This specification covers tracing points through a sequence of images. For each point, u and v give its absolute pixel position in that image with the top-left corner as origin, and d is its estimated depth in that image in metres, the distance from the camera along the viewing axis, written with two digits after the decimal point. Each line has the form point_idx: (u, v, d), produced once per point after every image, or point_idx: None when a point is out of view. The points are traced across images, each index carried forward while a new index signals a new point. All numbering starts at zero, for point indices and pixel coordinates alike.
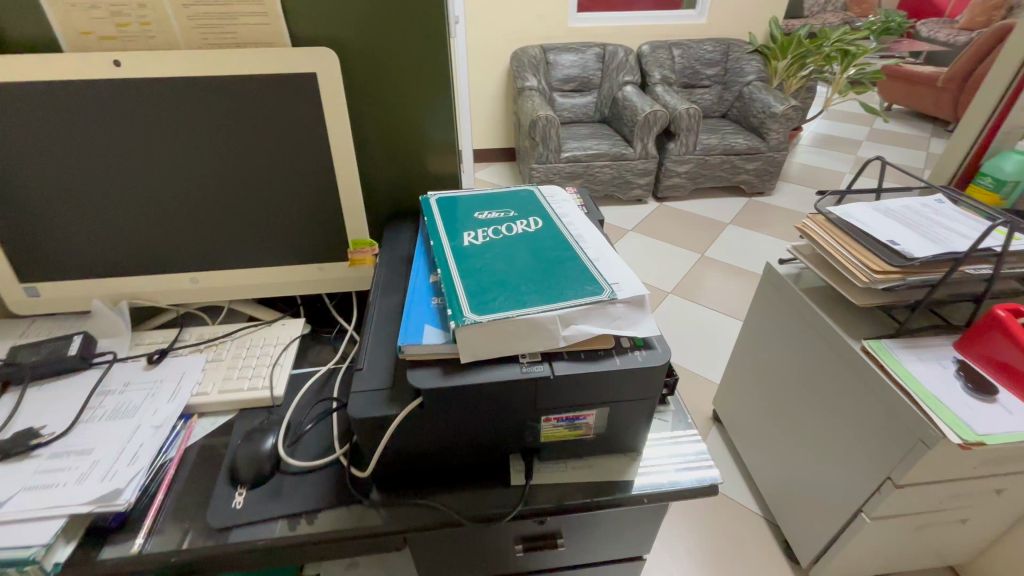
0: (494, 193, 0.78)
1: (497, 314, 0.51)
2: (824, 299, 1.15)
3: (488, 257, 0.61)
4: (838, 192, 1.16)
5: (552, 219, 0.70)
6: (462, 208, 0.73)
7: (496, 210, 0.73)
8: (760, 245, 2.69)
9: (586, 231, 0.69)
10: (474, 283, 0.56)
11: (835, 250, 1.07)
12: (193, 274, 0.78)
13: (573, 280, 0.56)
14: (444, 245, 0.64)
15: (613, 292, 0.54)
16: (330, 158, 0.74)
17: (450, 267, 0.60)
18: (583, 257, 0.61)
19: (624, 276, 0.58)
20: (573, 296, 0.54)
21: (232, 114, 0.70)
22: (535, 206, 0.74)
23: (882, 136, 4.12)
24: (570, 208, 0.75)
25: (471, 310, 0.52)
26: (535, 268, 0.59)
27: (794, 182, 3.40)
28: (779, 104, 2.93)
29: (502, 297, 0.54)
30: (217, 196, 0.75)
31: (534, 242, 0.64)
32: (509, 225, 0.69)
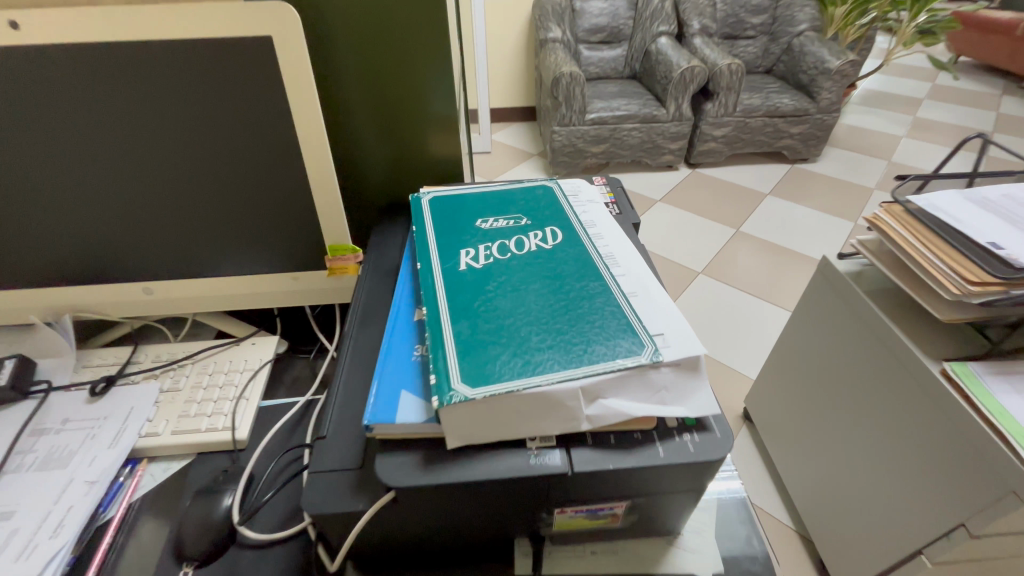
0: (502, 190, 0.62)
1: (497, 388, 0.37)
2: (893, 305, 0.98)
3: (490, 289, 0.47)
4: (922, 177, 0.96)
5: (575, 230, 0.55)
6: (461, 212, 0.58)
7: (504, 215, 0.57)
8: (803, 219, 2.45)
9: (618, 248, 0.54)
10: (468, 332, 0.43)
11: (916, 251, 0.89)
12: (146, 284, 0.66)
13: (603, 332, 0.42)
14: (435, 268, 0.50)
15: (657, 354, 0.40)
16: (297, 146, 0.59)
17: (440, 303, 0.46)
18: (616, 293, 0.46)
19: (670, 324, 0.43)
20: (602, 358, 0.40)
21: (171, 90, 0.55)
22: (553, 208, 0.59)
23: (945, 93, 3.70)
24: (598, 212, 0.60)
25: (461, 379, 0.38)
26: (552, 309, 0.44)
27: (843, 146, 3.09)
28: (835, 59, 2.60)
29: (504, 358, 0.40)
30: (165, 193, 0.61)
31: (551, 266, 0.50)
32: (519, 239, 0.54)
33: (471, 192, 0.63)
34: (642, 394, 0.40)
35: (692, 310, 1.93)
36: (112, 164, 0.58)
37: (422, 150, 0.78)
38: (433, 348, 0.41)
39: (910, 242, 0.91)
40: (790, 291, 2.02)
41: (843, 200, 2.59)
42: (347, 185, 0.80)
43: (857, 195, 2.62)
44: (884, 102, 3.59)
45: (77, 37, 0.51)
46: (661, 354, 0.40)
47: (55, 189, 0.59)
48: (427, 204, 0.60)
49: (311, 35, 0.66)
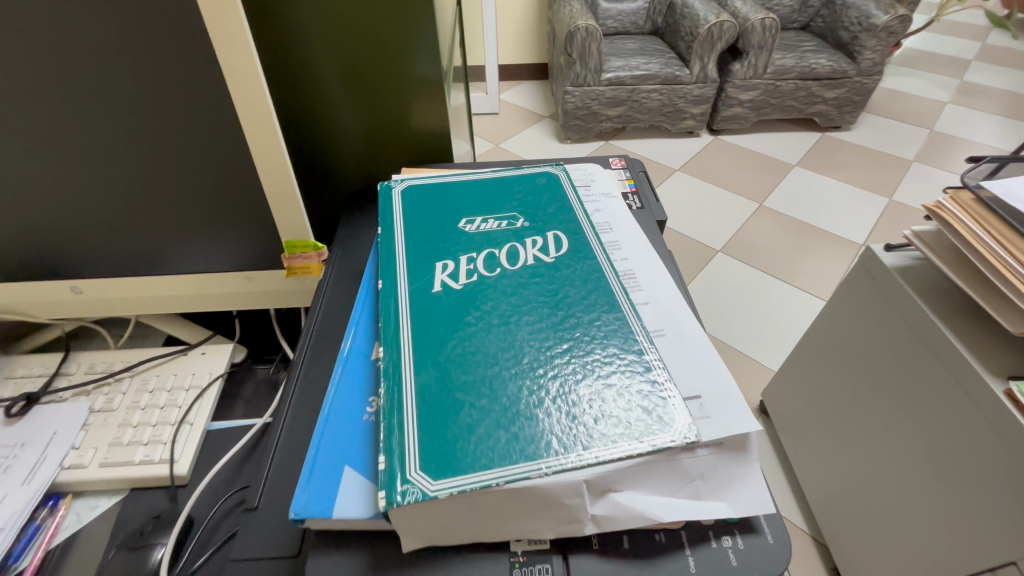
0: (495, 177, 0.50)
1: (469, 482, 0.27)
2: (949, 306, 0.85)
3: (470, 321, 0.36)
4: (1000, 158, 0.81)
5: (585, 236, 0.43)
6: (442, 207, 0.46)
7: (494, 213, 0.46)
8: (833, 193, 2.27)
9: (640, 262, 0.42)
10: (436, 388, 0.32)
11: (988, 250, 0.75)
12: (73, 283, 0.56)
13: (619, 391, 0.31)
14: (401, 288, 0.39)
15: (692, 432, 0.29)
16: (235, 118, 0.47)
17: (402, 340, 0.35)
18: (637, 331, 0.35)
19: (707, 382, 0.33)
20: (614, 435, 0.29)
21: (66, 44, 0.43)
22: (558, 204, 0.47)
23: (996, 54, 3.39)
24: (615, 210, 0.48)
25: (420, 463, 0.28)
26: (550, 354, 0.34)
27: (881, 112, 2.84)
28: (881, 13, 2.35)
29: (482, 431, 0.29)
30: (79, 179, 0.50)
31: (553, 289, 0.38)
32: (513, 247, 0.42)
33: (458, 180, 0.51)
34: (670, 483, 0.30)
35: (708, 293, 1.80)
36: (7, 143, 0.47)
37: (403, 122, 0.65)
38: (387, 410, 0.31)
39: (981, 238, 0.77)
40: (814, 273, 1.88)
41: (878, 173, 2.39)
42: (317, 162, 0.67)
43: (893, 168, 2.42)
44: (928, 62, 3.29)
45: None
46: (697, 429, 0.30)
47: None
48: (401, 197, 0.48)
49: None
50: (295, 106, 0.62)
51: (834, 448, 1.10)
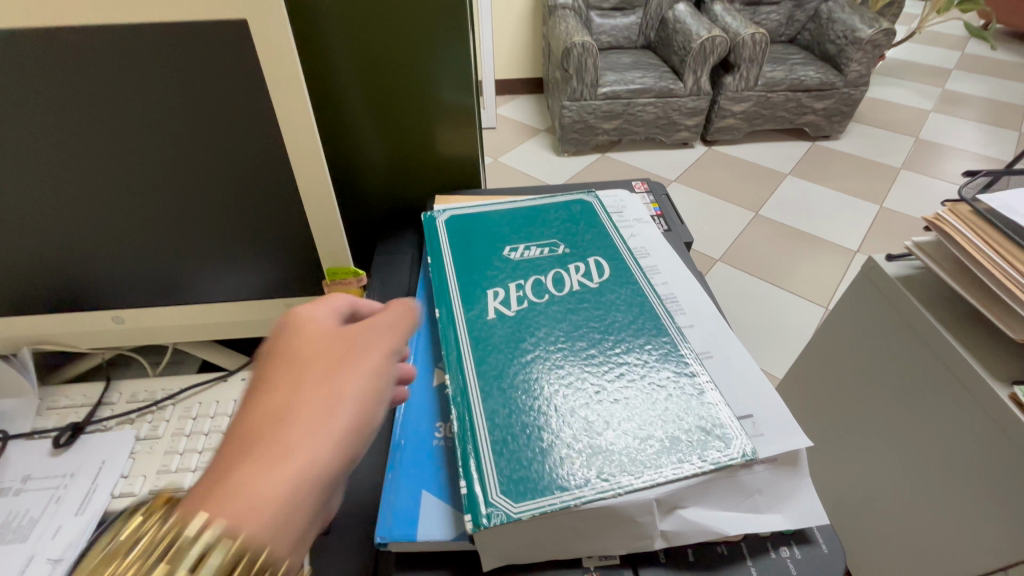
0: (532, 206, 0.56)
1: (546, 503, 0.33)
2: (951, 313, 0.88)
3: (528, 347, 0.42)
4: (994, 172, 0.85)
5: (623, 263, 0.50)
6: (485, 236, 0.53)
7: (536, 240, 0.52)
8: (825, 201, 2.33)
9: (679, 287, 0.49)
10: (508, 412, 0.38)
11: (987, 259, 0.78)
12: (115, 313, 0.57)
13: (674, 413, 0.38)
14: (458, 316, 0.44)
15: (749, 451, 0.36)
16: (283, 153, 0.49)
17: (466, 368, 0.41)
18: (689, 358, 0.42)
19: (757, 404, 0.40)
20: (674, 453, 0.36)
21: (124, 87, 0.44)
22: (593, 231, 0.53)
23: (975, 63, 3.50)
24: (646, 236, 0.55)
25: (500, 488, 0.34)
26: (612, 379, 0.40)
27: (868, 121, 2.92)
28: (866, 27, 2.43)
29: (556, 452, 0.35)
30: (126, 214, 0.51)
31: (601, 312, 0.45)
32: (558, 273, 0.49)
33: (497, 208, 0.57)
34: (732, 498, 0.36)
35: None
36: (58, 182, 0.48)
37: (431, 149, 0.67)
38: (462, 435, 0.37)
39: (980, 248, 0.80)
40: (811, 280, 1.93)
41: (868, 180, 2.46)
42: (345, 187, 0.69)
43: (882, 175, 2.49)
44: (911, 72, 3.39)
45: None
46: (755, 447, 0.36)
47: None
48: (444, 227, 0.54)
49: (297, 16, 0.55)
50: (328, 137, 0.65)
51: (838, 453, 1.13)
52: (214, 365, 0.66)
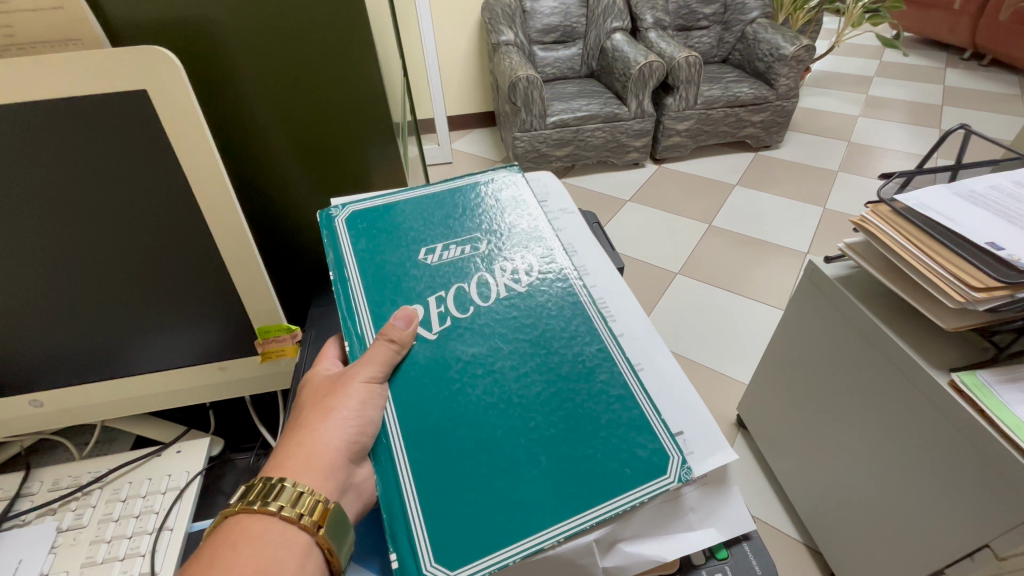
0: (451, 192, 0.56)
1: (482, 565, 0.34)
2: (888, 309, 0.92)
3: (456, 378, 0.42)
4: (907, 174, 0.91)
5: (551, 256, 0.50)
6: (397, 241, 0.51)
7: (454, 237, 0.51)
8: (772, 207, 2.42)
9: (609, 288, 0.51)
10: (442, 458, 0.38)
11: (908, 254, 0.83)
12: (35, 396, 0.54)
13: (613, 436, 0.39)
14: (367, 336, 0.45)
15: (685, 473, 0.37)
16: (202, 218, 0.49)
17: (388, 425, 0.40)
18: (627, 369, 0.43)
19: (687, 420, 0.42)
20: (612, 485, 0.37)
21: (24, 166, 0.43)
22: (518, 217, 0.54)
23: (893, 69, 3.78)
24: (572, 226, 0.56)
25: (434, 557, 0.34)
26: (548, 406, 0.41)
27: (804, 129, 3.10)
28: (789, 44, 2.60)
29: (489, 500, 0.36)
30: (32, 294, 0.48)
31: (532, 321, 0.46)
32: (482, 277, 0.48)
33: (413, 200, 0.55)
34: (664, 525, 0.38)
35: (672, 315, 1.86)
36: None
37: (365, 190, 0.67)
38: (389, 495, 0.37)
39: (901, 243, 0.84)
40: (767, 284, 1.99)
41: (809, 185, 2.59)
42: (280, 237, 0.69)
43: (822, 179, 2.62)
44: (836, 82, 3.63)
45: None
46: (690, 464, 0.38)
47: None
48: (351, 234, 0.52)
49: (210, 75, 0.54)
50: (256, 188, 0.64)
51: (806, 446, 1.15)
52: (149, 440, 0.63)
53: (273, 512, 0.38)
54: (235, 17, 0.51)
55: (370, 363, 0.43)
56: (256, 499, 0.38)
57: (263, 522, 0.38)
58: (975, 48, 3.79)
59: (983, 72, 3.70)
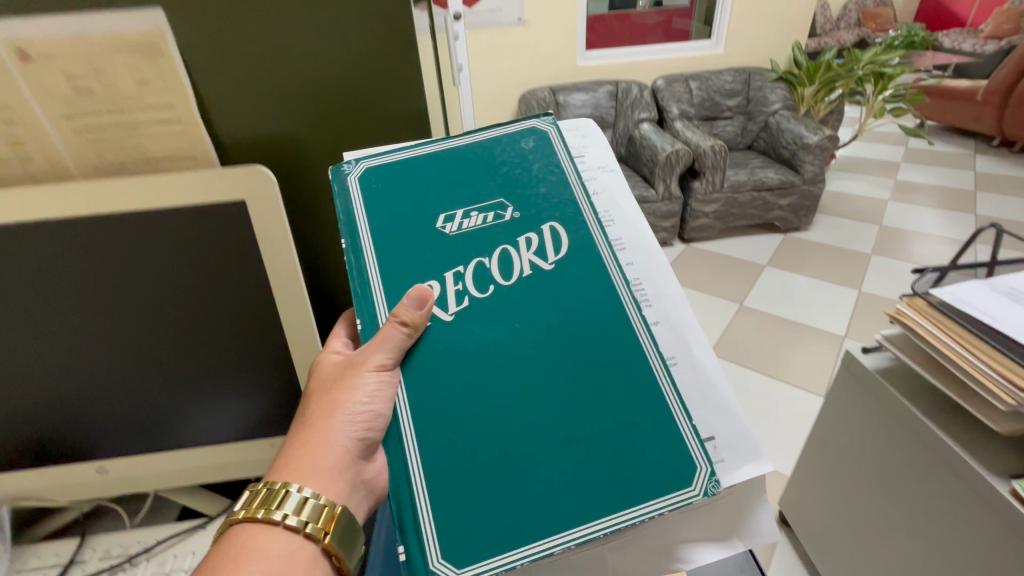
0: (478, 146, 0.52)
1: (486, 567, 0.37)
2: (933, 406, 0.89)
3: (472, 367, 0.43)
4: (940, 269, 0.92)
5: (581, 231, 0.49)
6: (415, 200, 0.49)
7: (478, 201, 0.49)
8: (805, 290, 2.40)
9: (645, 268, 0.49)
10: (457, 452, 0.40)
11: (949, 350, 0.82)
12: (102, 464, 0.58)
13: (636, 440, 0.41)
14: (378, 314, 0.45)
15: (711, 487, 0.40)
16: (274, 307, 0.55)
17: (400, 411, 0.42)
18: (658, 365, 0.44)
19: (719, 425, 0.43)
20: (629, 495, 0.40)
21: (136, 262, 0.51)
22: (549, 179, 0.51)
23: (920, 156, 3.85)
24: (608, 189, 0.53)
25: (440, 555, 0.37)
26: (569, 403, 0.42)
27: (833, 212, 3.13)
28: (813, 134, 2.71)
29: (501, 497, 0.39)
30: (121, 364, 0.54)
31: (558, 305, 0.46)
32: (505, 252, 0.47)
33: (433, 152, 0.52)
34: (689, 527, 0.42)
35: None
36: (57, 339, 0.52)
37: None
38: (399, 486, 0.39)
39: (943, 339, 0.83)
40: (803, 367, 1.94)
41: (841, 266, 2.58)
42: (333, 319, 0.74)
43: (855, 262, 2.61)
44: (863, 167, 3.71)
45: (20, 215, 0.47)
46: (717, 475, 0.41)
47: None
48: (364, 192, 0.49)
49: (292, 172, 0.60)
50: (316, 277, 0.70)
51: (854, 548, 1.07)
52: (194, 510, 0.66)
53: (277, 521, 0.39)
54: (309, 119, 0.57)
55: (381, 347, 0.44)
56: (260, 507, 0.40)
57: (268, 530, 0.40)
58: (1005, 137, 3.83)
59: (1016, 158, 3.71)
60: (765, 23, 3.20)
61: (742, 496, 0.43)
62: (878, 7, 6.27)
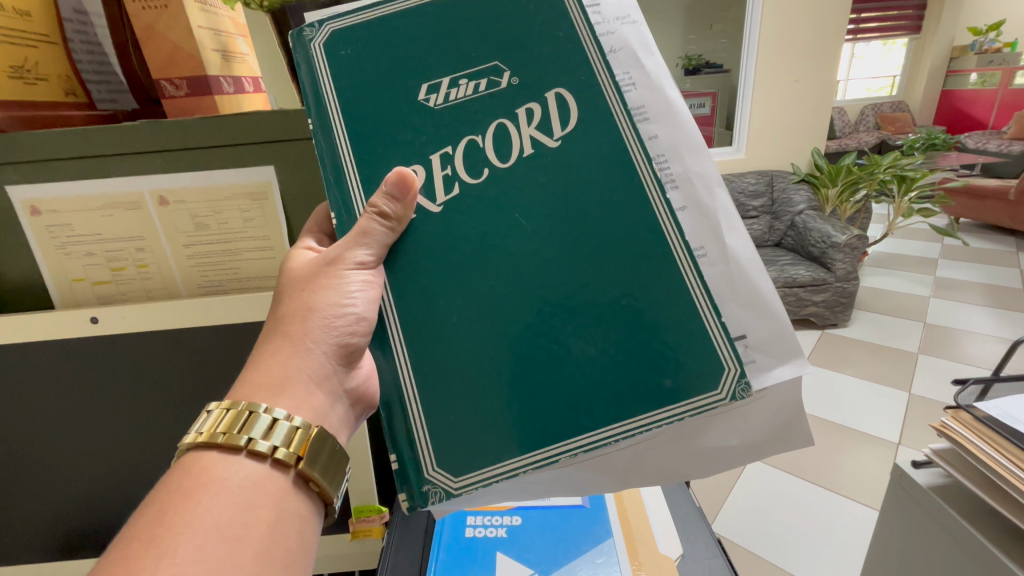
0: (463, 1, 0.45)
1: (483, 478, 0.42)
2: (998, 530, 0.82)
3: (457, 263, 0.43)
4: (982, 382, 0.91)
5: (595, 100, 0.44)
6: (395, 68, 0.45)
7: (469, 69, 0.45)
8: (848, 390, 2.30)
9: (673, 142, 0.45)
10: (448, 356, 0.43)
11: (1003, 468, 0.77)
12: None
13: (652, 335, 0.43)
14: (352, 204, 0.45)
15: (741, 392, 0.41)
16: None
17: (388, 317, 0.44)
18: (685, 257, 0.43)
19: (755, 323, 0.43)
20: (642, 403, 0.42)
21: (223, 365, 0.60)
22: (554, 33, 0.45)
23: (958, 253, 3.79)
24: (629, 45, 0.46)
25: (433, 465, 0.42)
26: (574, 302, 0.43)
27: (873, 308, 3.07)
28: (841, 233, 2.76)
29: (505, 397, 0.43)
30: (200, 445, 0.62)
31: (566, 196, 0.43)
32: (502, 127, 0.44)
33: (415, 9, 0.46)
34: (716, 433, 0.44)
35: (748, 507, 1.71)
36: (142, 415, 0.60)
37: None
38: (390, 387, 0.43)
39: (994, 457, 0.80)
40: (853, 476, 1.81)
41: (886, 366, 2.48)
42: None
43: (901, 361, 2.51)
44: (899, 264, 3.68)
45: (134, 324, 0.57)
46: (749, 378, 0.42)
47: (86, 449, 0.61)
48: (332, 61, 0.46)
49: None
50: None
51: None
52: None
53: (244, 445, 0.38)
54: None
55: (362, 242, 0.44)
56: (221, 430, 0.39)
57: (234, 455, 0.39)
58: None
59: None
60: (784, 131, 3.40)
61: (769, 396, 0.44)
62: (895, 113, 6.57)
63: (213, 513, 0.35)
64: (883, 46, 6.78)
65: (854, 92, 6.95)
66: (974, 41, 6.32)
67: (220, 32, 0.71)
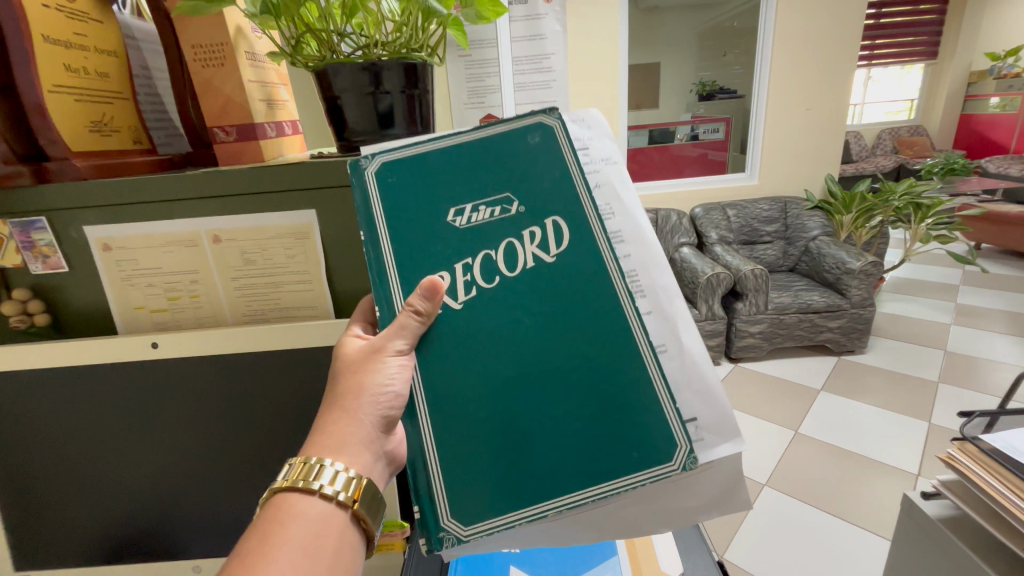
0: (485, 147, 0.52)
1: (490, 527, 0.46)
2: (1004, 564, 0.84)
3: (473, 354, 0.49)
4: (988, 414, 0.92)
5: (585, 224, 0.51)
6: (426, 194, 0.52)
7: (485, 197, 0.51)
8: (864, 418, 2.29)
9: (642, 260, 0.52)
10: (463, 429, 0.47)
11: (1009, 502, 0.79)
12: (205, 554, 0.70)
13: (626, 421, 0.48)
14: (393, 301, 0.50)
15: (688, 462, 0.47)
16: None
17: (415, 391, 0.48)
18: (648, 349, 0.49)
19: (705, 408, 0.50)
20: (618, 473, 0.47)
21: (265, 389, 0.66)
22: (555, 167, 0.52)
23: (979, 279, 3.74)
24: (611, 182, 0.55)
25: (450, 515, 0.46)
26: (564, 394, 0.48)
27: (890, 334, 3.04)
28: (856, 260, 2.76)
29: (505, 470, 0.47)
30: (239, 461, 0.68)
31: (560, 300, 0.50)
32: (511, 245, 0.50)
33: (445, 146, 0.52)
34: (674, 496, 0.49)
35: (762, 534, 1.70)
36: (192, 433, 0.67)
37: None
38: (415, 453, 0.47)
39: (1000, 490, 0.81)
40: (869, 506, 1.79)
41: (903, 394, 2.45)
42: None
43: (919, 389, 2.48)
44: (917, 289, 3.65)
45: (190, 350, 0.64)
46: (697, 453, 0.48)
47: (141, 462, 0.67)
48: (381, 187, 0.52)
49: None
50: None
51: None
52: None
53: (314, 490, 0.44)
54: None
55: (399, 334, 0.49)
56: (297, 478, 0.44)
57: (307, 498, 0.44)
58: None
59: None
60: (797, 157, 3.44)
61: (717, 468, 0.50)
62: (913, 137, 6.54)
63: (291, 552, 0.41)
64: (900, 71, 6.80)
65: (872, 115, 6.93)
66: (993, 65, 6.26)
67: (265, 84, 0.79)
